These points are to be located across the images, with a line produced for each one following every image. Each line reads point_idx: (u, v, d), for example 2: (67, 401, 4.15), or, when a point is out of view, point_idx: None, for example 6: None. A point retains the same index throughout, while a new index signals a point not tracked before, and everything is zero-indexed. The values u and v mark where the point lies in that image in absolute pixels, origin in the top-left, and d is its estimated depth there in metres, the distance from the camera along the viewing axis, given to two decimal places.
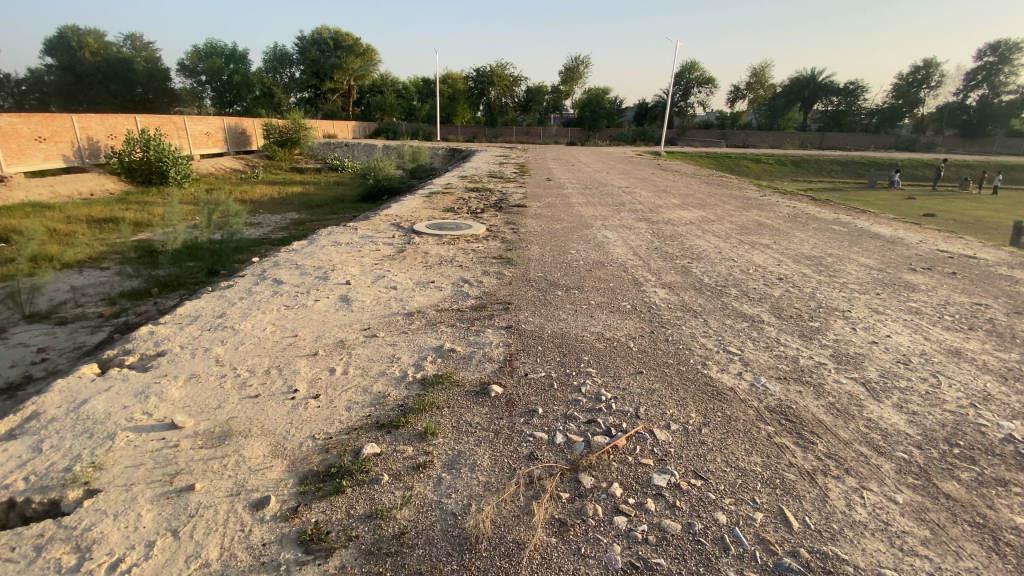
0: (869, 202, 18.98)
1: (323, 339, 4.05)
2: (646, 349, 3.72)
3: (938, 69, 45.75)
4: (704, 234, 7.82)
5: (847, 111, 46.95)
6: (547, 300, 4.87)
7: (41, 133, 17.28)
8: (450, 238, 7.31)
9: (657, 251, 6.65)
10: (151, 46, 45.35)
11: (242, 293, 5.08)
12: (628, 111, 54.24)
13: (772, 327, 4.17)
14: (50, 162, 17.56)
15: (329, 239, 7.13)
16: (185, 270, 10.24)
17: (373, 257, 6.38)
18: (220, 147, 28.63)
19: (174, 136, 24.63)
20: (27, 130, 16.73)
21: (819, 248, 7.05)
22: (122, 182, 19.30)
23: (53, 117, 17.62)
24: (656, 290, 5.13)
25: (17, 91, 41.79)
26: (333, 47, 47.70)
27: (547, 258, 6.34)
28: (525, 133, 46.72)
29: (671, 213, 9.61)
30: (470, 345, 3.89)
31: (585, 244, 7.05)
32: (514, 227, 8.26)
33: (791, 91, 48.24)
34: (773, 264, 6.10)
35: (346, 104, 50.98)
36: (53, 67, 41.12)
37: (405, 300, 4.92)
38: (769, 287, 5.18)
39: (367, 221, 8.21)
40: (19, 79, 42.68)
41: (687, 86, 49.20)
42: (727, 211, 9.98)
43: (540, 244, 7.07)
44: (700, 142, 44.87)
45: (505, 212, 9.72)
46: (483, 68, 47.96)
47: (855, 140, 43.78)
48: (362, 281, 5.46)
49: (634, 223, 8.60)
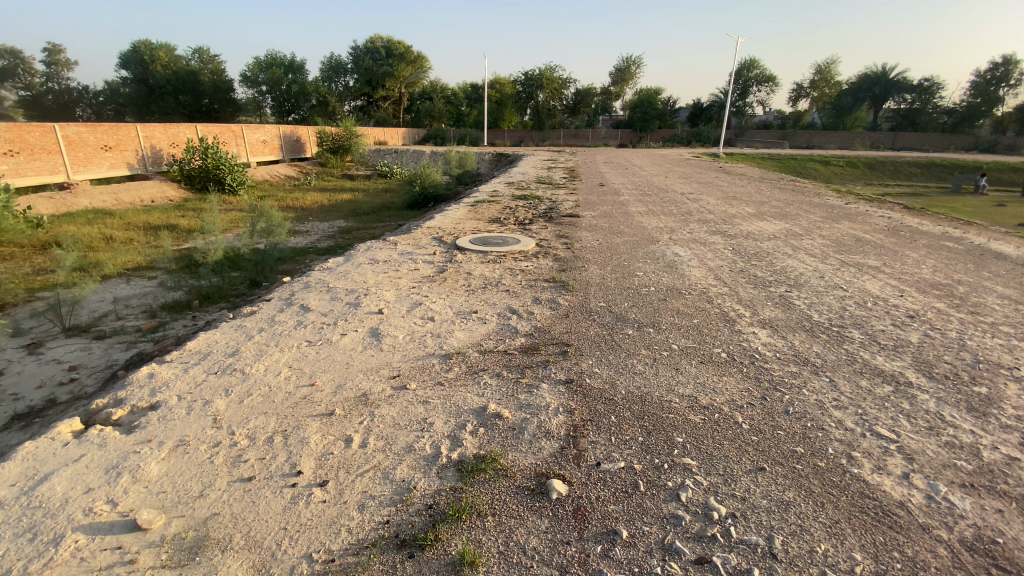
0: (959, 210, 16.77)
1: (342, 390, 3.31)
2: (761, 430, 2.76)
3: (1019, 66, 41.05)
4: (793, 252, 6.63)
5: (921, 109, 42.90)
6: (617, 340, 3.96)
7: (107, 142, 17.93)
8: (498, 255, 6.54)
9: (743, 275, 5.60)
10: (217, 59, 47.74)
11: (262, 323, 4.48)
12: (681, 112, 52.12)
13: (926, 393, 3.09)
14: (115, 170, 18.17)
15: (366, 256, 6.52)
16: (228, 282, 10.04)
17: (411, 278, 5.67)
18: (276, 155, 29.39)
19: (232, 144, 25.34)
20: (93, 139, 17.33)
21: (944, 272, 5.76)
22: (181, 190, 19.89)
23: (118, 126, 18.23)
24: (753, 331, 4.11)
25: (99, 103, 44.84)
26: (385, 55, 48.62)
27: (610, 282, 5.44)
28: (572, 136, 45.52)
29: (747, 225, 8.42)
30: (524, 408, 3.03)
31: (652, 264, 6.07)
32: (568, 242, 7.38)
33: (860, 89, 44.66)
34: (895, 294, 4.93)
35: (396, 111, 51.77)
36: (130, 80, 43.73)
37: (445, 335, 4.14)
38: (901, 329, 4.04)
39: (407, 234, 7.58)
40: (101, 91, 45.89)
41: (745, 84, 46.61)
42: (814, 224, 8.65)
43: (600, 263, 6.17)
44: (759, 143, 42.25)
45: (556, 223, 8.84)
46: (531, 71, 47.38)
47: (932, 141, 39.77)
48: (398, 309, 4.74)
49: (706, 237, 7.50)
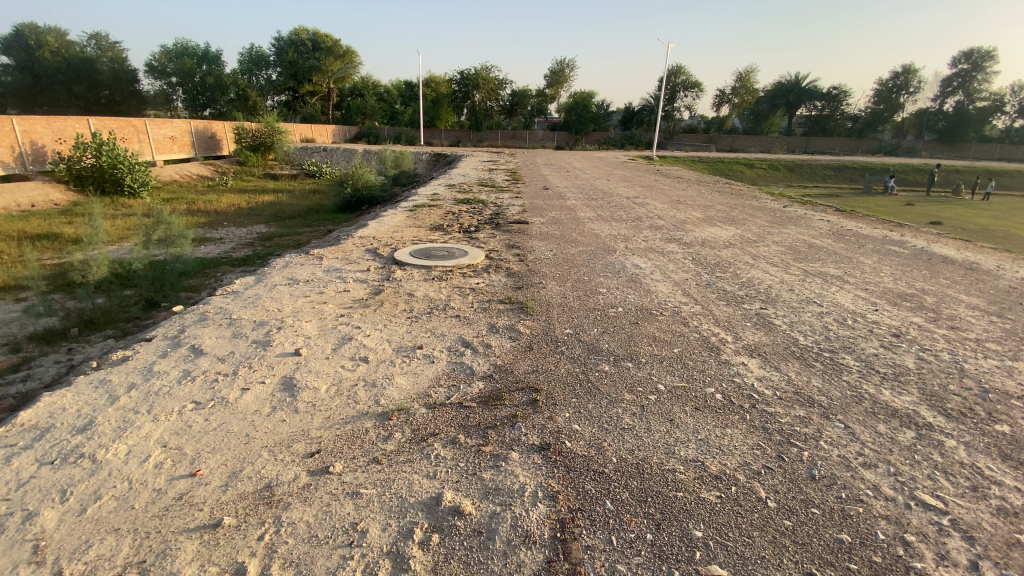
0: (872, 210, 17.91)
1: (236, 483, 2.44)
2: (792, 509, 2.19)
3: (918, 75, 45.43)
4: (753, 261, 6.32)
5: (830, 116, 46.51)
6: (594, 381, 3.31)
7: None
8: (442, 270, 5.74)
9: (710, 289, 5.19)
10: (118, 47, 42.90)
11: (136, 378, 3.45)
12: (614, 116, 53.34)
13: (950, 438, 2.64)
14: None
15: (283, 274, 5.51)
16: (119, 303, 8.51)
17: (339, 303, 4.74)
18: (186, 153, 26.65)
19: (134, 140, 22.55)
20: None
21: (904, 282, 5.65)
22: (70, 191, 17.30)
23: None
24: (742, 361, 3.60)
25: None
26: (311, 48, 45.85)
27: (573, 302, 4.82)
28: (509, 137, 45.19)
29: (700, 231, 8.14)
30: (488, 496, 2.28)
31: (614, 278, 5.51)
32: (519, 252, 6.72)
33: (776, 95, 47.75)
34: (870, 309, 4.67)
35: (325, 107, 49.07)
36: (10, 67, 38.30)
37: (382, 383, 3.29)
38: (894, 354, 3.69)
39: (334, 247, 6.58)
40: None
41: (673, 90, 48.35)
42: (763, 229, 8.53)
43: (558, 278, 5.55)
44: (689, 146, 43.98)
45: (504, 231, 8.17)
46: (467, 70, 46.44)
47: (841, 144, 43.30)
48: (322, 345, 3.83)
49: (662, 245, 7.09)
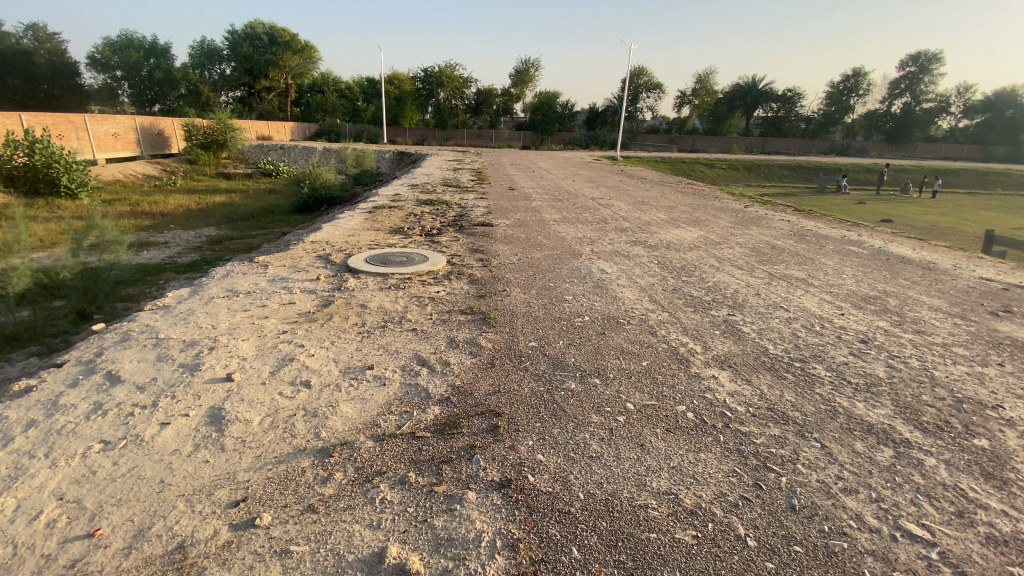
0: (826, 208, 18.49)
1: (142, 545, 2.10)
2: (772, 548, 2.01)
3: (866, 78, 47.57)
4: (719, 264, 6.24)
5: (785, 117, 48.15)
6: (558, 402, 3.06)
7: None
8: (399, 278, 5.41)
9: (678, 294, 5.05)
10: (55, 37, 40.18)
11: (37, 413, 3.01)
12: (579, 116, 53.65)
13: (930, 456, 2.57)
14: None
15: (224, 285, 5.06)
16: (45, 317, 7.79)
17: (283, 318, 4.34)
18: (132, 151, 25.17)
19: (72, 138, 21.12)
20: None
21: (866, 283, 5.68)
22: None
23: None
24: (713, 373, 3.42)
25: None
26: (267, 43, 44.13)
27: (538, 310, 4.59)
28: (475, 136, 44.77)
29: (665, 233, 8.04)
30: (440, 549, 2.01)
31: (581, 284, 5.31)
32: (483, 256, 6.44)
33: (734, 97, 49.11)
34: (836, 313, 4.63)
35: (283, 104, 47.37)
36: None
37: (324, 413, 2.97)
38: (865, 363, 3.61)
39: (281, 254, 6.12)
40: None
41: (636, 91, 49.01)
42: (726, 230, 8.55)
43: (522, 285, 5.30)
44: (652, 146, 44.69)
45: (468, 234, 7.88)
46: (431, 67, 45.71)
47: (796, 145, 44.90)
48: (260, 370, 3.47)
49: (629, 248, 6.96)
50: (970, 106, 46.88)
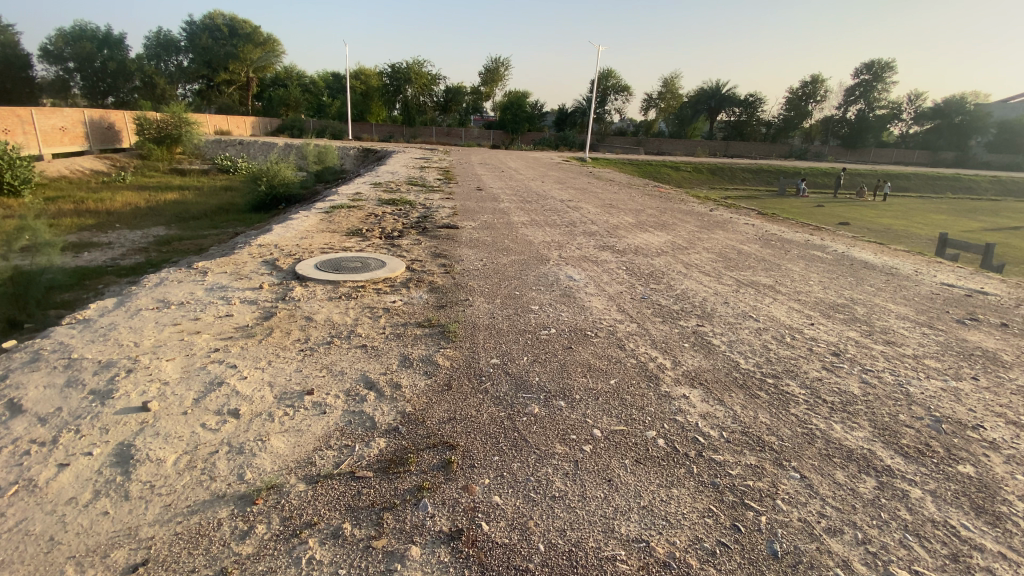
0: (787, 211, 18.93)
1: None
2: None
3: (823, 85, 49.26)
4: (688, 271, 6.09)
5: (747, 121, 49.40)
6: (518, 428, 2.77)
7: None
8: (353, 286, 5.02)
9: (647, 303, 4.84)
10: None
11: None
12: (549, 116, 53.74)
13: (915, 486, 2.43)
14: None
15: (154, 296, 4.57)
16: None
17: (216, 335, 3.91)
18: (81, 145, 23.53)
19: (18, 132, 19.54)
20: None
21: (833, 290, 5.63)
22: None
23: None
24: (684, 392, 3.18)
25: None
26: (227, 34, 42.39)
27: (501, 322, 4.28)
28: (444, 134, 44.15)
29: (633, 237, 7.89)
30: None
31: (547, 292, 5.03)
32: (445, 261, 6.11)
33: (698, 101, 49.57)
34: (806, 324, 4.51)
35: (244, 98, 45.58)
36: None
37: (252, 449, 2.60)
38: (840, 379, 3.48)
39: (223, 260, 5.62)
40: None
41: (605, 93, 49.40)
42: (694, 233, 8.47)
43: (485, 293, 4.99)
44: (621, 148, 45.12)
45: (430, 237, 7.51)
46: (398, 64, 44.77)
47: (758, 149, 46.13)
48: (183, 397, 3.05)
49: (597, 253, 6.75)
50: (920, 113, 49.17)
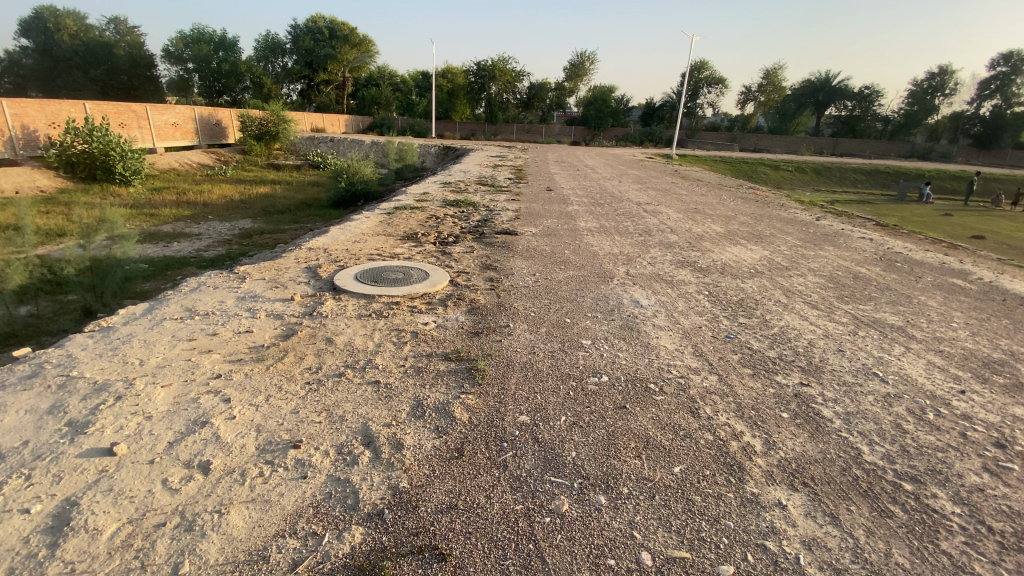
0: (905, 220, 16.17)
1: None
2: None
3: (955, 76, 42.54)
4: (788, 300, 4.92)
5: (861, 117, 43.78)
6: (536, 538, 2.03)
7: None
8: (385, 301, 4.50)
9: (733, 344, 3.85)
10: (137, 32, 42.54)
11: None
12: (635, 111, 51.53)
13: None
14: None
15: (184, 303, 4.39)
16: (48, 316, 7.71)
17: (226, 356, 3.55)
18: (190, 141, 25.81)
19: (135, 127, 21.81)
20: None
21: (994, 342, 4.21)
22: (59, 178, 16.97)
23: None
24: (778, 499, 2.26)
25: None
26: (328, 36, 44.82)
27: (543, 360, 3.50)
28: (525, 131, 43.85)
29: (719, 251, 6.73)
30: None
31: (607, 322, 4.18)
32: (492, 274, 5.46)
33: (802, 95, 45.40)
34: (957, 393, 3.29)
35: (339, 96, 48.26)
36: (32, 51, 38.43)
37: (201, 528, 2.11)
38: (1016, 496, 2.37)
39: (266, 263, 5.37)
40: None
41: (697, 86, 46.36)
42: (795, 249, 7.12)
43: (530, 319, 4.23)
44: (711, 145, 42.08)
45: (487, 243, 6.93)
46: (484, 61, 44.88)
47: (873, 147, 40.89)
48: (159, 439, 2.68)
49: (673, 271, 5.76)
50: None
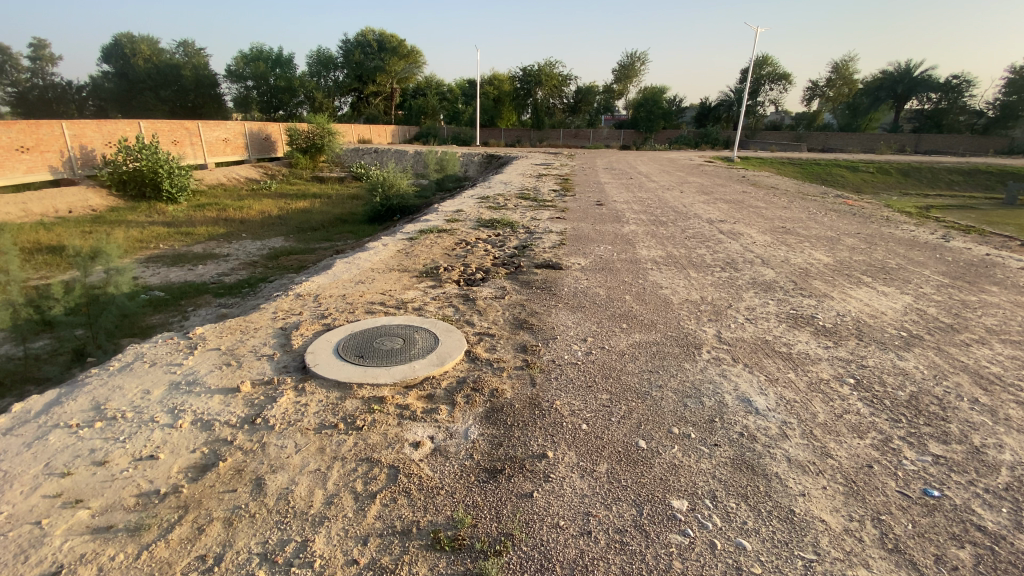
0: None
1: None
2: None
3: None
4: (995, 401, 3.05)
5: (948, 109, 38.81)
6: None
7: (24, 142, 15.11)
8: (368, 396, 3.08)
9: (951, 521, 2.12)
10: (203, 53, 44.44)
11: None
12: (690, 112, 48.62)
13: None
14: (35, 175, 15.38)
15: (96, 396, 3.15)
16: (37, 361, 6.77)
17: (93, 520, 2.21)
18: (239, 155, 25.95)
19: (187, 144, 21.94)
20: (6, 139, 14.49)
21: None
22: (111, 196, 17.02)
23: (39, 123, 15.44)
24: None
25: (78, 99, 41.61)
26: (377, 49, 45.09)
27: (603, 563, 1.90)
28: (572, 137, 42.24)
29: (839, 297, 4.90)
30: None
31: (710, 456, 2.52)
32: (525, 340, 3.93)
33: (879, 87, 41.03)
34: None
35: (388, 108, 48.52)
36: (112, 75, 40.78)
37: None
38: None
39: (233, 323, 4.12)
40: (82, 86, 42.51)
41: (759, 83, 43.14)
42: (945, 292, 5.15)
43: (578, 441, 2.64)
44: (776, 145, 38.89)
45: (523, 283, 5.44)
46: (530, 66, 43.68)
47: (964, 143, 36.15)
48: None
49: (786, 335, 4.02)
50: None
